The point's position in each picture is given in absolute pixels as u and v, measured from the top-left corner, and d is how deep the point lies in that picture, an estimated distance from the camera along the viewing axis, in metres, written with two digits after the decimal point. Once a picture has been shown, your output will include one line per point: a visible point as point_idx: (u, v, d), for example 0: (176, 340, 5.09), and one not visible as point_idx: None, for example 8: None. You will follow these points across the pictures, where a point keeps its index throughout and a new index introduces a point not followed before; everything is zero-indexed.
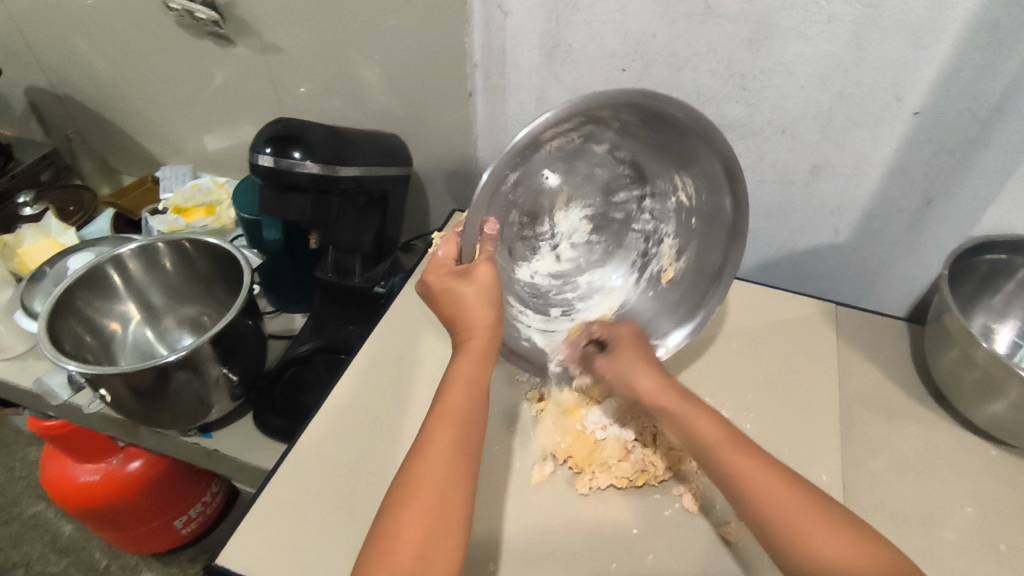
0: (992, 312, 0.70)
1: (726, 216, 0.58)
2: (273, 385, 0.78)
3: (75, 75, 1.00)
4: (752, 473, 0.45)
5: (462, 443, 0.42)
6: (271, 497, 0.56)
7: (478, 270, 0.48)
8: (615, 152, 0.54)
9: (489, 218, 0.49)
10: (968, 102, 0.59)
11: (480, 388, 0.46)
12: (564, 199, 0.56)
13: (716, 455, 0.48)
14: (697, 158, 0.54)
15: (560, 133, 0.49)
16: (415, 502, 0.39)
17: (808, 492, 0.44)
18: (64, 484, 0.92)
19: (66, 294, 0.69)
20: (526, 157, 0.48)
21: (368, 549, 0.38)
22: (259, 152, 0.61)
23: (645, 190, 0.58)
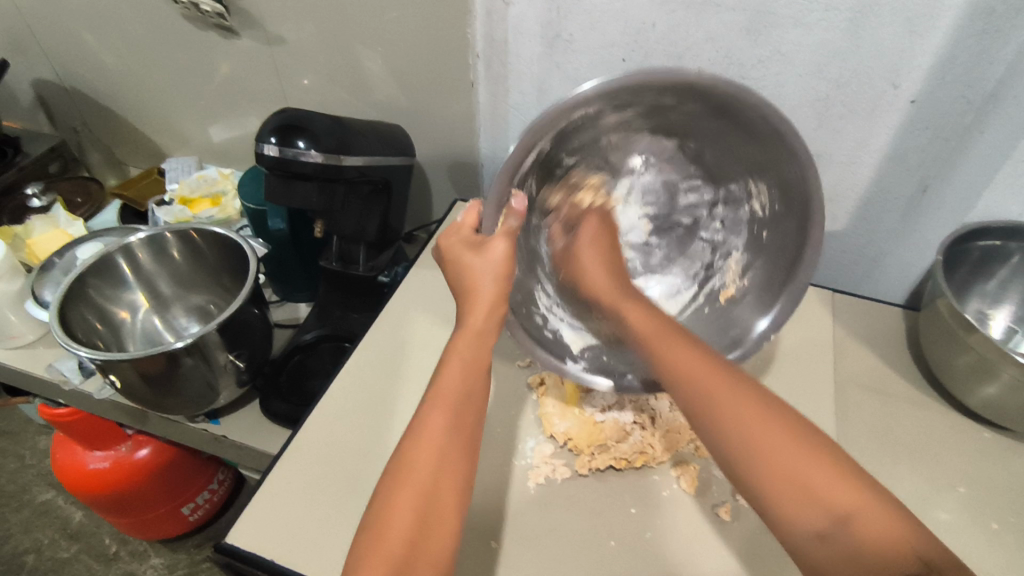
0: (986, 297, 0.71)
1: (796, 232, 0.54)
2: (278, 371, 0.79)
3: (81, 67, 1.01)
4: (687, 361, 0.46)
5: (455, 424, 0.43)
6: (278, 478, 0.58)
7: (493, 245, 0.49)
8: (685, 150, 0.58)
9: (517, 193, 0.50)
10: (963, 90, 0.59)
11: (477, 365, 0.46)
12: (625, 190, 0.62)
13: (651, 349, 0.48)
14: (763, 157, 0.53)
15: (619, 120, 0.54)
16: (406, 487, 0.40)
17: (744, 381, 0.44)
18: (74, 470, 0.94)
19: (77, 282, 0.70)
20: (584, 135, 0.54)
21: (365, 528, 0.39)
22: (264, 142, 0.62)
23: (717, 196, 0.60)
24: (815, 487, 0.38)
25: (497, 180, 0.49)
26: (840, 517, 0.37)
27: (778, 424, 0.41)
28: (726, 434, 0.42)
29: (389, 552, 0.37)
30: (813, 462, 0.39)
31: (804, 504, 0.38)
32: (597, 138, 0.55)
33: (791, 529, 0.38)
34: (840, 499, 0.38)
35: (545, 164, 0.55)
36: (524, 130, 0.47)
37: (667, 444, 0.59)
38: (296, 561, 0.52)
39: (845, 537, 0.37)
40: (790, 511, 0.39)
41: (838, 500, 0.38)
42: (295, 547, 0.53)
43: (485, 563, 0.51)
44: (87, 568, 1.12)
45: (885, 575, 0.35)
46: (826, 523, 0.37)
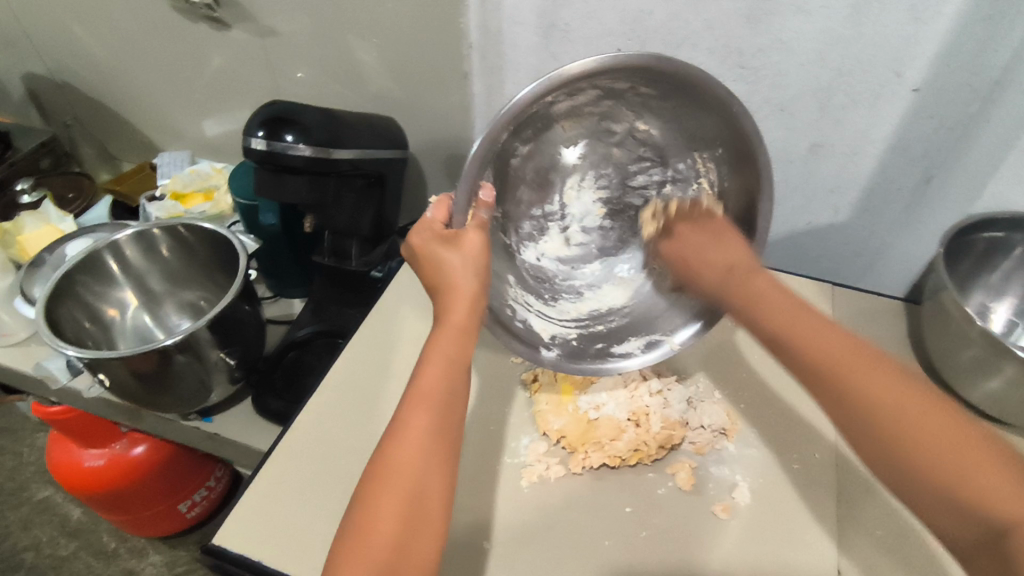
0: (990, 290, 0.70)
1: (749, 205, 0.54)
2: (272, 368, 0.78)
3: (73, 61, 1.00)
4: (852, 363, 0.44)
5: (438, 426, 0.41)
6: (267, 479, 0.57)
7: (467, 238, 0.47)
8: (637, 133, 0.54)
9: (483, 183, 0.48)
10: (968, 77, 0.58)
11: (459, 362, 0.44)
12: (577, 177, 0.57)
13: (808, 349, 0.46)
14: (717, 134, 0.52)
15: (572, 101, 0.50)
16: (388, 493, 0.38)
17: (912, 386, 0.42)
18: (69, 468, 0.93)
19: (64, 280, 0.69)
20: (535, 122, 0.50)
21: (347, 534, 0.38)
22: (252, 135, 0.61)
23: (667, 175, 0.57)
24: (981, 502, 0.38)
25: (465, 172, 0.46)
26: (1001, 531, 0.37)
27: (949, 435, 0.40)
28: (891, 442, 0.41)
29: (371, 559, 0.37)
30: (983, 474, 0.38)
31: (957, 514, 0.39)
32: (549, 121, 0.51)
33: (951, 536, 0.39)
34: (1009, 514, 0.37)
35: (499, 156, 0.50)
36: (491, 125, 0.45)
37: (662, 441, 0.58)
38: (285, 562, 0.51)
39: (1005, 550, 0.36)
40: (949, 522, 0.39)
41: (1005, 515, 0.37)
42: (284, 547, 0.52)
43: (477, 563, 0.50)
44: (85, 565, 1.12)
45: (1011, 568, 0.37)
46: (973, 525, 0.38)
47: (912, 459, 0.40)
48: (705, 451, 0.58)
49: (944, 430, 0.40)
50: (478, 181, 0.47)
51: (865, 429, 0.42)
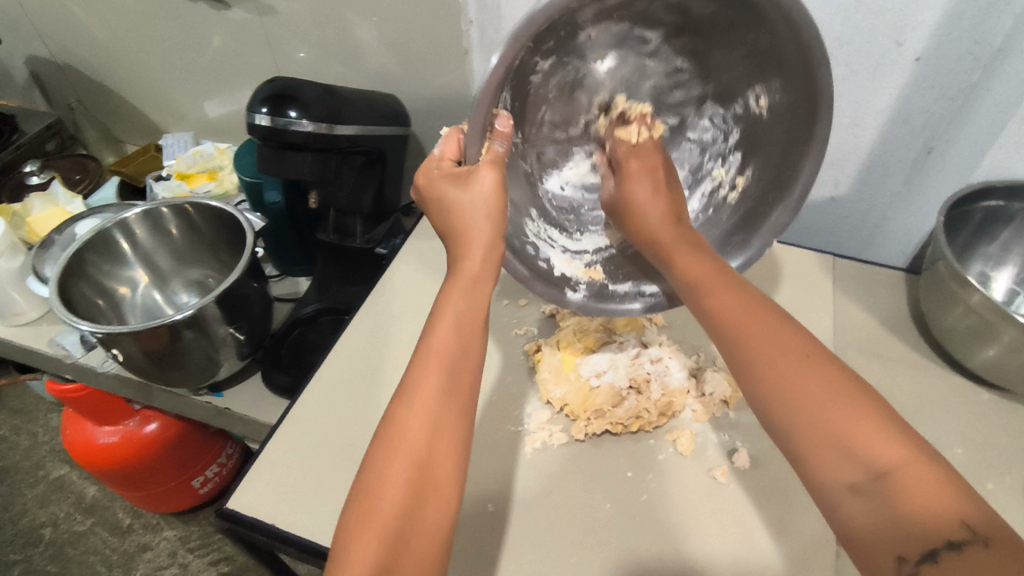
0: (989, 259, 0.70)
1: (800, 124, 0.50)
2: (279, 344, 0.79)
3: (75, 43, 1.00)
4: (742, 315, 0.42)
5: (451, 386, 0.41)
6: (277, 446, 0.59)
7: (479, 175, 0.47)
8: (673, 41, 0.51)
9: (500, 114, 0.47)
10: (969, 46, 0.58)
11: (472, 320, 0.44)
12: (604, 95, 0.55)
13: (705, 303, 0.45)
14: (767, 47, 0.47)
15: (600, 9, 0.46)
16: (399, 453, 0.38)
17: (800, 331, 0.40)
18: (83, 445, 0.95)
19: (75, 258, 0.71)
20: (561, 32, 0.47)
21: (359, 495, 0.37)
22: (256, 112, 0.62)
23: (707, 90, 0.54)
24: (855, 439, 0.34)
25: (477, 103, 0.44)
26: (881, 472, 0.33)
27: (827, 384, 0.36)
28: (769, 387, 0.38)
29: (384, 519, 0.36)
30: (858, 413, 0.34)
31: (839, 454, 0.34)
32: (574, 34, 0.48)
33: (825, 483, 0.35)
34: (885, 454, 0.33)
35: (518, 74, 0.48)
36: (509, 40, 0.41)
37: (662, 409, 0.59)
38: (295, 526, 0.53)
39: (884, 492, 0.32)
40: (831, 467, 0.34)
41: (882, 454, 0.33)
42: (295, 512, 0.54)
43: (481, 526, 0.52)
44: (102, 540, 1.15)
45: (920, 526, 0.31)
46: (862, 480, 0.33)
47: (791, 403, 0.37)
48: (704, 419, 0.60)
49: (820, 372, 0.37)
50: (494, 111, 0.47)
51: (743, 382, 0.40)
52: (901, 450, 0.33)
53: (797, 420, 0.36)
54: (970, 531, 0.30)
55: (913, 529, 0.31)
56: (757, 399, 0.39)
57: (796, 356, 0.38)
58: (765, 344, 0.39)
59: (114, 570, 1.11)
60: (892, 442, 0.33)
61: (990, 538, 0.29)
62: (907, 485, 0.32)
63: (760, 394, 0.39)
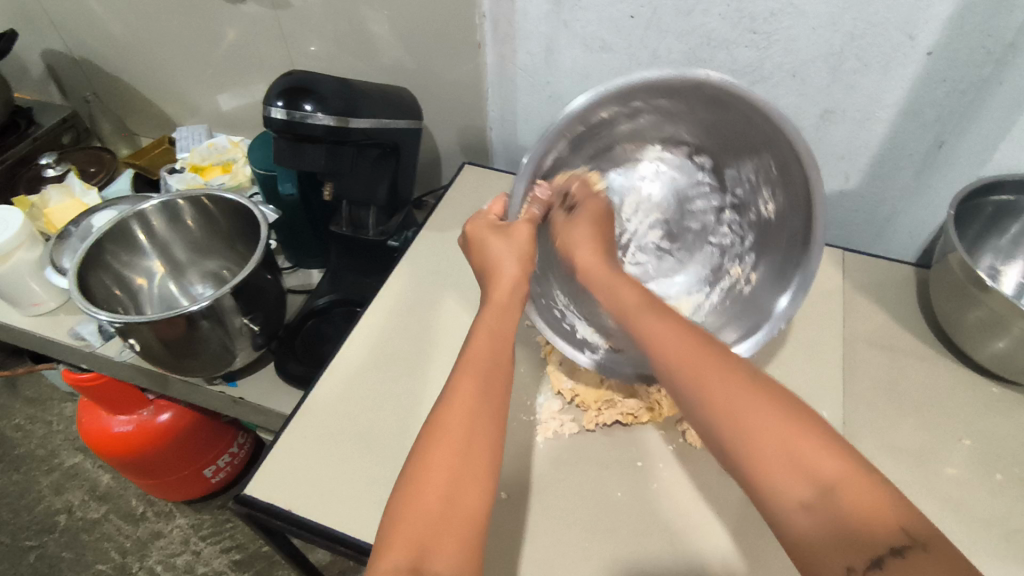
0: (1000, 253, 0.70)
1: (801, 226, 0.55)
2: (292, 335, 0.80)
3: (90, 37, 1.01)
4: (674, 342, 0.43)
5: (487, 388, 0.42)
6: (294, 432, 0.60)
7: (517, 228, 0.53)
8: (694, 157, 0.60)
9: (540, 184, 0.55)
10: (982, 40, 0.58)
11: (503, 338, 0.46)
12: (634, 199, 0.63)
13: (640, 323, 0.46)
14: (769, 152, 0.54)
15: (634, 126, 0.57)
16: (441, 445, 0.39)
17: (731, 355, 0.42)
18: (98, 433, 0.97)
19: (95, 249, 0.72)
20: (599, 141, 0.58)
21: (400, 490, 0.38)
22: (272, 105, 0.62)
23: (725, 201, 0.61)
24: (802, 456, 0.35)
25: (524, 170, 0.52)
26: (827, 487, 0.34)
27: (764, 407, 0.38)
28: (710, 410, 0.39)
29: (427, 510, 0.36)
30: (795, 430, 0.36)
31: (788, 472, 0.35)
32: (611, 144, 0.59)
33: (778, 501, 0.35)
34: (828, 470, 0.35)
35: (559, 169, 0.57)
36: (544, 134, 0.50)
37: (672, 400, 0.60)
38: (312, 511, 0.54)
39: (832, 506, 0.34)
40: (781, 486, 0.35)
41: (826, 470, 0.35)
42: (312, 498, 0.55)
43: (495, 512, 0.53)
44: (116, 527, 1.16)
45: (872, 532, 0.33)
46: (813, 497, 0.34)
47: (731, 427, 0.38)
48: None
49: (755, 397, 0.38)
50: (535, 181, 0.54)
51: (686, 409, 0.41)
52: (846, 465, 0.35)
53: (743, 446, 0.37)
54: (911, 538, 0.32)
55: (867, 535, 0.33)
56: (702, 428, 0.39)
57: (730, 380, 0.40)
58: (701, 370, 0.41)
59: (127, 557, 1.12)
60: (833, 459, 0.35)
61: (929, 544, 0.31)
62: (851, 498, 0.34)
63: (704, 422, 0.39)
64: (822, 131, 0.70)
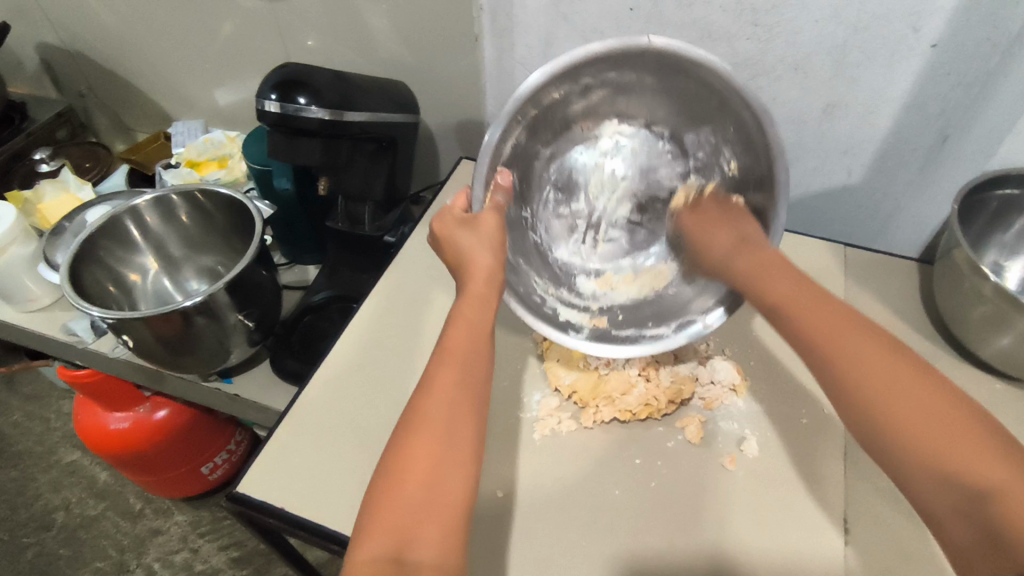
0: (1004, 249, 0.69)
1: (767, 177, 0.53)
2: (289, 331, 0.80)
3: (86, 31, 1.00)
4: (846, 337, 0.44)
5: (466, 377, 0.42)
6: (288, 430, 0.59)
7: (483, 219, 0.50)
8: (653, 128, 0.57)
9: (502, 170, 0.53)
10: (987, 32, 0.57)
11: (481, 325, 0.45)
12: (602, 175, 0.61)
13: (802, 315, 0.47)
14: (725, 115, 0.52)
15: (586, 104, 0.55)
16: (421, 434, 0.38)
17: (902, 352, 0.42)
18: (93, 430, 0.96)
19: (88, 244, 0.71)
20: (555, 125, 0.56)
21: (379, 479, 0.37)
22: (265, 98, 0.62)
23: (690, 167, 0.58)
24: (958, 464, 0.37)
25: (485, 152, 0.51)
26: (982, 495, 0.35)
27: (930, 407, 0.39)
28: (863, 408, 0.41)
29: (405, 502, 0.36)
30: (958, 436, 0.37)
31: (938, 478, 0.37)
32: (568, 124, 0.57)
33: (928, 504, 0.38)
34: (985, 476, 0.36)
35: (522, 157, 0.56)
36: (498, 124, 0.50)
37: (671, 396, 0.59)
38: (305, 509, 0.53)
39: (983, 512, 0.35)
40: (932, 491, 0.37)
41: (988, 475, 0.36)
42: (305, 496, 0.54)
43: (490, 511, 0.52)
44: (114, 524, 1.16)
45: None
46: (967, 502, 0.36)
47: (885, 426, 0.40)
48: (713, 407, 0.60)
49: (926, 399, 0.39)
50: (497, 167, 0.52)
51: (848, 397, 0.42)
52: (1015, 477, 0.35)
53: (901, 441, 0.39)
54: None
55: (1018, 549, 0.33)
56: (858, 422, 0.42)
57: (897, 373, 0.41)
58: (872, 365, 0.42)
59: (125, 554, 1.12)
60: (1000, 471, 0.36)
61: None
62: (1011, 509, 0.34)
63: (860, 416, 0.41)
64: (824, 126, 0.69)
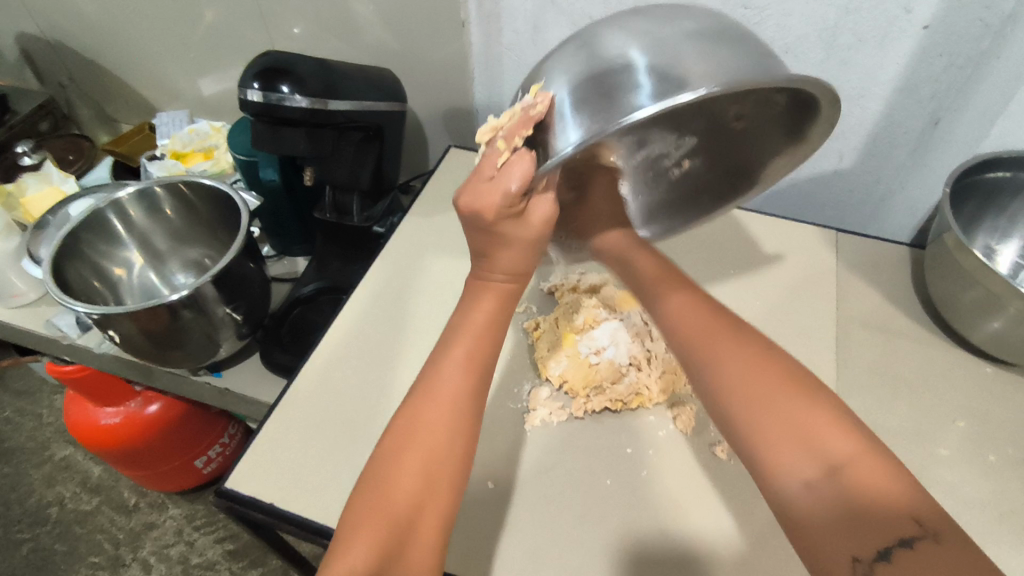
0: (996, 231, 0.69)
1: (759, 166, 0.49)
2: (278, 323, 0.79)
3: (66, 21, 0.98)
4: (697, 319, 0.44)
5: (470, 390, 0.41)
6: (276, 425, 0.58)
7: (536, 210, 0.43)
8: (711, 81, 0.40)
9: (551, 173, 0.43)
10: (979, 12, 0.56)
11: (495, 333, 0.44)
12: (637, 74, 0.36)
13: (663, 303, 0.47)
14: (781, 119, 0.45)
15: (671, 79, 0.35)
16: (415, 449, 0.39)
17: (749, 337, 0.42)
18: (85, 425, 0.95)
19: (70, 238, 0.70)
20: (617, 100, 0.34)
21: (369, 487, 0.38)
22: (248, 88, 0.61)
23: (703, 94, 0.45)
24: (810, 433, 0.36)
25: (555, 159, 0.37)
26: (835, 465, 0.34)
27: (777, 385, 0.38)
28: (729, 397, 0.39)
29: (392, 516, 0.36)
30: (807, 409, 0.36)
31: (799, 452, 0.35)
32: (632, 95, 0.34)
33: (783, 479, 0.35)
34: (835, 447, 0.35)
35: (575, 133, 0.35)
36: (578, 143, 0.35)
37: (663, 386, 0.59)
38: (295, 504, 0.53)
39: (837, 484, 0.33)
40: (787, 459, 0.35)
41: (836, 447, 0.35)
42: (296, 490, 0.54)
43: (481, 503, 0.52)
44: (109, 519, 1.16)
45: (875, 515, 0.32)
46: (817, 473, 0.34)
47: (742, 404, 0.38)
48: None
49: (773, 377, 0.39)
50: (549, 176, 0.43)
51: (708, 382, 0.41)
52: (856, 445, 0.35)
53: (755, 419, 0.37)
54: (920, 526, 0.31)
55: (868, 514, 0.32)
56: (722, 403, 0.40)
57: (752, 351, 0.40)
58: (725, 346, 0.41)
59: (120, 548, 1.12)
60: (847, 442, 0.35)
61: (939, 534, 0.31)
62: (862, 480, 0.33)
63: (723, 396, 0.40)
64: None
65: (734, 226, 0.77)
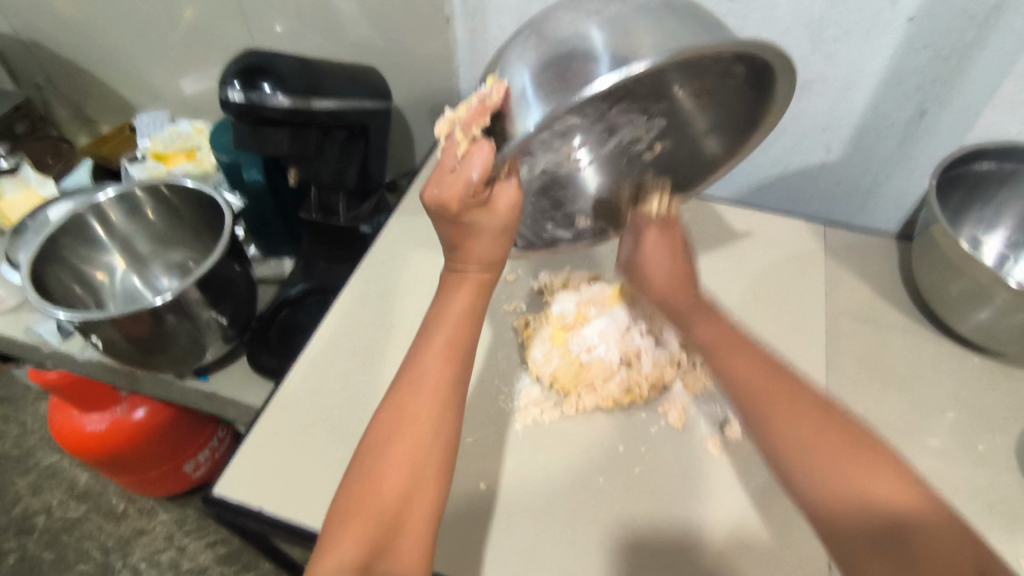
0: (982, 222, 0.69)
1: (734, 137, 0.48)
2: (266, 326, 0.78)
3: (42, 21, 0.96)
4: (757, 375, 0.42)
5: (452, 382, 0.41)
6: (264, 429, 0.58)
7: (501, 198, 0.41)
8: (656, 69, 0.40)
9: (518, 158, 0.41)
10: (964, 2, 0.56)
11: (472, 323, 0.43)
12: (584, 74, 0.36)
13: (718, 361, 0.45)
14: (743, 93, 0.44)
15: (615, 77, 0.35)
16: (399, 445, 0.38)
17: (809, 394, 0.40)
18: (71, 432, 0.94)
19: (49, 243, 0.69)
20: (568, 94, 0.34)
21: (354, 484, 0.38)
22: (229, 87, 0.59)
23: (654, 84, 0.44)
24: (867, 492, 0.35)
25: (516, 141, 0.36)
26: (896, 526, 0.34)
27: (838, 443, 0.37)
28: (788, 454, 0.38)
29: (376, 509, 0.36)
30: (869, 469, 0.35)
31: (858, 511, 0.35)
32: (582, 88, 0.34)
33: (847, 539, 0.35)
34: (899, 507, 0.34)
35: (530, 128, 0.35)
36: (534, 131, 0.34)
37: (653, 382, 0.59)
38: (285, 509, 0.52)
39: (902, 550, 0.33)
40: (832, 500, 0.36)
41: (899, 508, 0.34)
42: (285, 495, 0.53)
43: (472, 505, 0.51)
44: (97, 526, 1.14)
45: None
46: (883, 535, 0.34)
47: (802, 464, 0.38)
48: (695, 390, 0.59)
49: (835, 436, 0.37)
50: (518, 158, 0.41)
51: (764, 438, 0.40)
52: (921, 505, 0.34)
53: (813, 479, 0.37)
54: None
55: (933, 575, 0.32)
56: (780, 459, 0.39)
57: (813, 409, 0.39)
58: (782, 404, 0.40)
59: (109, 555, 1.10)
60: (913, 501, 0.34)
61: None
62: (932, 549, 0.32)
63: (779, 453, 0.39)
64: (804, 99, 0.68)
65: (723, 220, 0.77)
